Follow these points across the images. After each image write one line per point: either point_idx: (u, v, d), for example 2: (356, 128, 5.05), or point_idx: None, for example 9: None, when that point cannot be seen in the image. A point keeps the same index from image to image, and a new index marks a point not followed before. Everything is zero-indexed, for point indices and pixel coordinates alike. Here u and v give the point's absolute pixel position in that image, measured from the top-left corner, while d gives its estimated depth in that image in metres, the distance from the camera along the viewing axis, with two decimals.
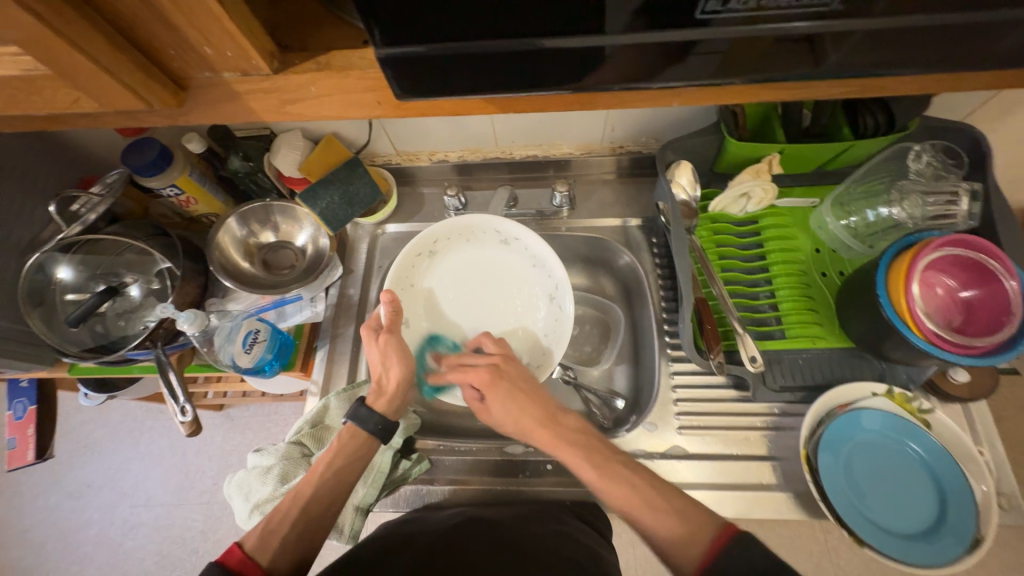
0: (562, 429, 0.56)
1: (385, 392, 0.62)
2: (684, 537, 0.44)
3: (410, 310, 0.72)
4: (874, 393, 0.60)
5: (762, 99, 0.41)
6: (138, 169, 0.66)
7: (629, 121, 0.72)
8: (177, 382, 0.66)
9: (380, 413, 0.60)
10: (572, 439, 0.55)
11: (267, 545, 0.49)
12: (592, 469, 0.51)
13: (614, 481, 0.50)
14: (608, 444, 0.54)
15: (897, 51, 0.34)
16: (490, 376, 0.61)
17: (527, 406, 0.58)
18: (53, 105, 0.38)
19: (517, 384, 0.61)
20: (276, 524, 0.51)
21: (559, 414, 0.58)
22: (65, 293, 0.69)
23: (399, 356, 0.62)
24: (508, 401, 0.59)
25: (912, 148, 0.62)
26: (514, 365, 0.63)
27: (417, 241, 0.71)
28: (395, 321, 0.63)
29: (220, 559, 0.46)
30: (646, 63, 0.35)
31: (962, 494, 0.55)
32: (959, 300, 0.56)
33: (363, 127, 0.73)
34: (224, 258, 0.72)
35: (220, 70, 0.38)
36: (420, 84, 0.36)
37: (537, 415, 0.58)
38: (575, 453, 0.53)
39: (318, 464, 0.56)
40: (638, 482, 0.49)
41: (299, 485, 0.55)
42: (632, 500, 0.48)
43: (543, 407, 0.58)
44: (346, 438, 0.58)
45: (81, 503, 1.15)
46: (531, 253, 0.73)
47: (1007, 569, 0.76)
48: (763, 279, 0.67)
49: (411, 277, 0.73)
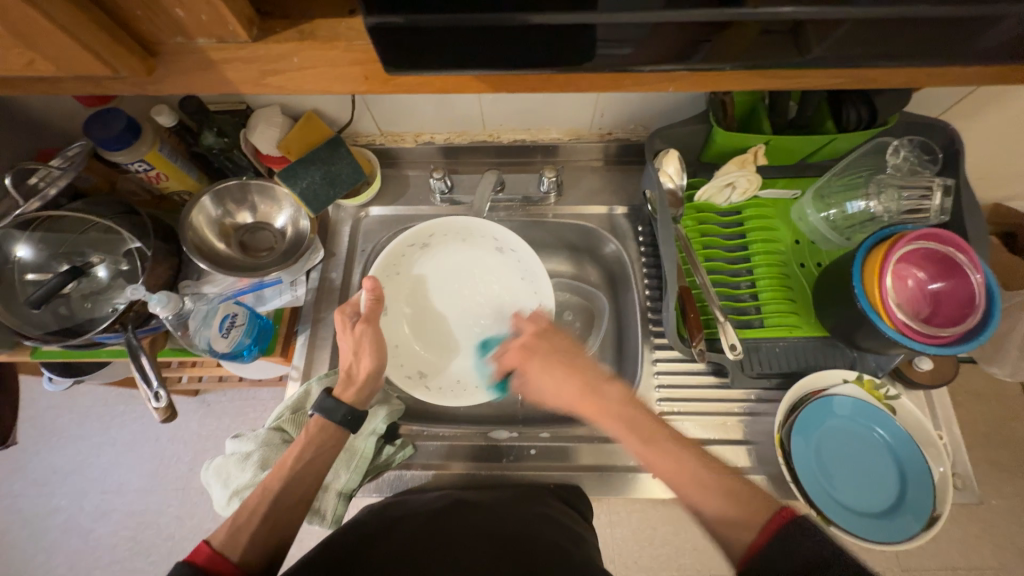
0: (607, 402, 0.54)
1: (355, 382, 0.60)
2: (738, 519, 0.43)
3: (394, 298, 0.71)
4: (845, 380, 0.63)
5: (754, 85, 0.41)
6: (103, 142, 0.62)
7: (618, 107, 0.72)
8: (150, 367, 0.64)
9: (347, 404, 0.59)
10: (617, 415, 0.53)
11: (237, 540, 0.49)
12: (640, 443, 0.50)
13: (671, 456, 0.48)
14: (652, 416, 0.52)
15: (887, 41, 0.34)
16: (523, 351, 0.60)
17: (568, 374, 0.56)
18: (8, 67, 0.35)
19: (558, 356, 0.58)
20: (244, 520, 0.50)
21: (602, 384, 0.55)
22: (26, 272, 0.66)
23: (374, 347, 0.61)
24: (550, 369, 0.57)
25: (891, 142, 0.64)
26: (553, 337, 0.60)
27: (413, 231, 0.70)
28: (374, 312, 0.62)
29: (187, 558, 0.45)
30: (640, 46, 0.35)
31: (923, 474, 0.58)
32: (928, 292, 0.59)
33: (345, 103, 0.70)
34: (199, 238, 0.69)
35: (193, 35, 0.36)
36: (407, 58, 0.35)
37: (576, 388, 0.55)
38: (621, 428, 0.52)
39: (287, 459, 0.55)
40: (683, 455, 0.48)
41: (267, 479, 0.54)
42: (679, 475, 0.47)
43: (583, 377, 0.56)
44: (314, 431, 0.57)
45: (48, 489, 1.11)
46: (525, 266, 0.72)
47: (955, 543, 0.82)
48: (745, 268, 0.68)
49: (400, 265, 0.71)
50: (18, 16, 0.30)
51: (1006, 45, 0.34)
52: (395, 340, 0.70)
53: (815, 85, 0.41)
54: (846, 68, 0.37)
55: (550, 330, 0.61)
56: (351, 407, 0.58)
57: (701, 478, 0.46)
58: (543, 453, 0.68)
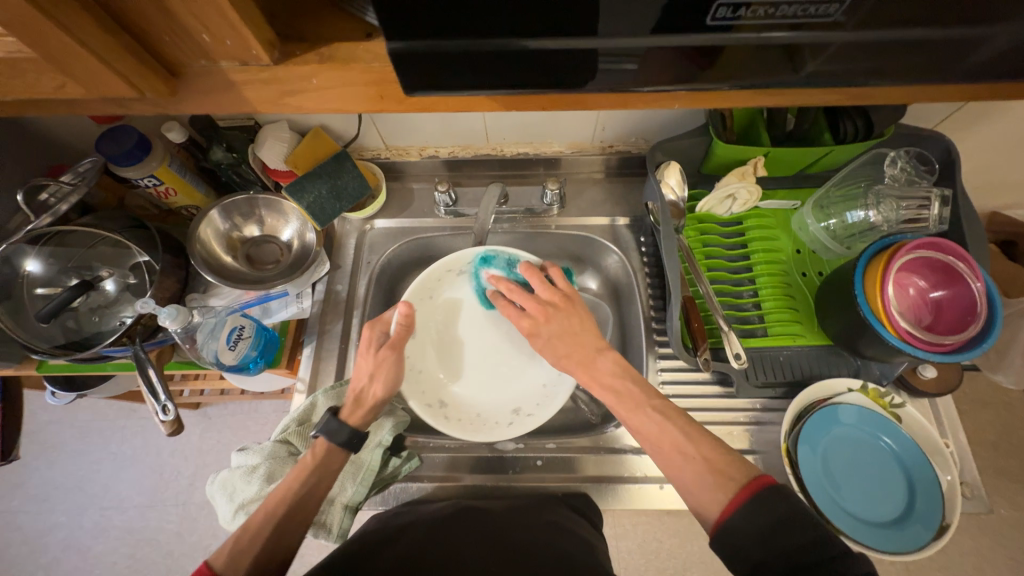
0: (600, 375, 0.56)
1: (362, 406, 0.61)
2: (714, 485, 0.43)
3: (423, 322, 0.71)
4: (849, 389, 0.63)
5: (755, 101, 0.42)
6: (115, 158, 0.63)
7: (619, 121, 0.73)
8: (158, 379, 0.64)
9: (352, 425, 0.59)
10: (610, 384, 0.55)
11: (239, 562, 0.48)
12: (626, 411, 0.52)
13: (657, 425, 0.49)
14: (647, 388, 0.53)
15: (883, 62, 0.35)
16: (533, 321, 0.63)
17: (576, 342, 0.59)
18: (36, 89, 0.36)
19: (567, 325, 0.61)
20: (246, 544, 0.49)
21: (601, 357, 0.57)
22: (35, 287, 0.66)
23: (390, 375, 0.63)
24: (562, 336, 0.60)
25: (888, 154, 0.65)
26: (569, 306, 0.62)
27: (450, 257, 0.72)
28: (400, 338, 0.65)
29: None
30: (644, 68, 0.36)
31: (932, 485, 0.58)
32: (930, 300, 0.59)
33: (352, 120, 0.72)
34: (207, 252, 0.70)
35: (217, 58, 0.37)
36: (421, 80, 0.36)
37: (579, 356, 0.58)
38: (613, 395, 0.54)
39: (290, 481, 0.55)
40: (669, 427, 0.49)
41: (269, 501, 0.53)
42: (665, 444, 0.48)
43: (586, 347, 0.58)
44: (320, 454, 0.57)
45: (47, 506, 1.10)
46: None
47: (964, 553, 0.81)
48: (747, 278, 0.69)
49: (434, 289, 0.72)
50: (52, 41, 0.31)
51: (1004, 62, 0.35)
52: (419, 364, 0.70)
53: (815, 102, 0.42)
54: (840, 84, 0.38)
55: (564, 302, 0.62)
56: (354, 428, 0.59)
57: (686, 444, 0.47)
58: (549, 464, 0.68)
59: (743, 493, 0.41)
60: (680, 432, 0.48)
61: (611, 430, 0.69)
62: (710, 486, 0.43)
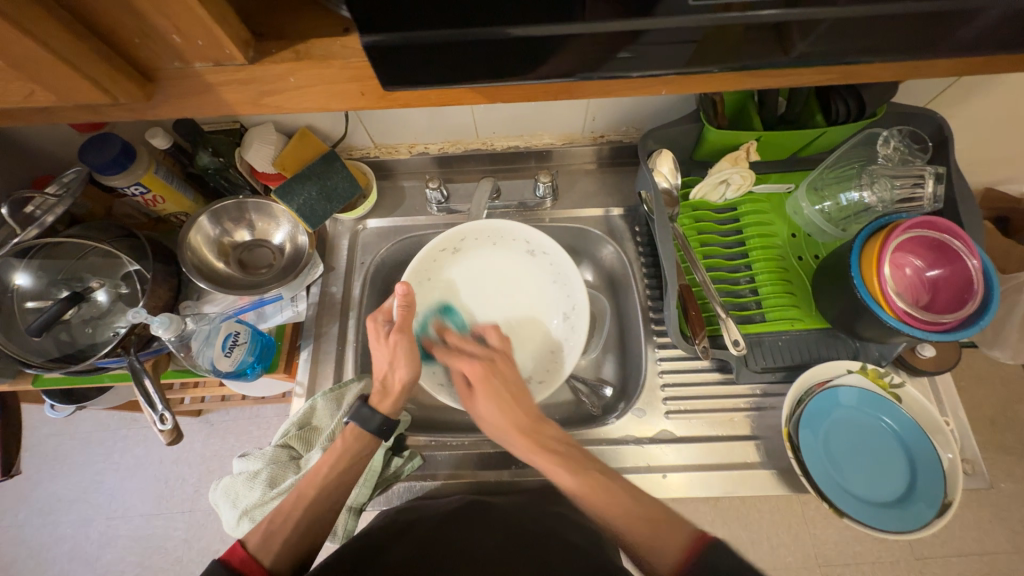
0: (542, 436, 0.58)
1: (390, 394, 0.60)
2: (658, 544, 0.46)
3: (422, 304, 0.70)
4: (848, 370, 0.63)
5: (744, 85, 0.42)
6: (98, 167, 0.62)
7: (609, 110, 0.72)
8: (154, 389, 0.63)
9: (383, 413, 0.59)
10: (549, 446, 0.57)
11: (271, 545, 0.49)
12: (569, 474, 0.53)
13: (590, 486, 0.52)
14: (579, 450, 0.57)
15: (866, 39, 0.35)
16: (474, 376, 0.62)
17: (511, 405, 0.60)
18: (7, 100, 0.35)
19: (508, 383, 0.62)
20: (278, 526, 0.51)
21: (542, 423, 0.59)
22: (25, 301, 0.65)
23: (409, 357, 0.60)
24: (495, 395, 0.61)
25: (881, 133, 0.64)
26: (509, 364, 0.65)
27: (441, 236, 0.71)
28: (406, 321, 0.61)
29: (223, 559, 0.47)
30: (623, 52, 0.35)
31: (932, 463, 0.58)
32: (926, 279, 0.59)
33: (339, 119, 0.71)
34: (198, 258, 0.69)
35: (190, 60, 0.36)
36: (402, 75, 0.35)
37: (519, 420, 0.59)
38: (552, 460, 0.55)
39: (321, 466, 0.55)
40: (618, 492, 0.51)
41: (300, 487, 0.54)
42: (606, 504, 0.50)
43: (523, 407, 0.60)
44: (350, 438, 0.58)
45: (53, 518, 1.10)
46: (558, 270, 0.72)
47: (966, 528, 0.82)
48: (743, 264, 0.69)
49: (430, 271, 0.71)
50: (18, 50, 0.30)
51: (988, 36, 0.35)
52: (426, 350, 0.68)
53: (805, 82, 0.42)
54: (826, 65, 0.38)
55: (501, 361, 0.65)
56: (385, 416, 0.59)
57: (636, 508, 0.50)
58: None
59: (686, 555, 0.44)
60: (624, 493, 0.52)
61: (611, 422, 0.68)
62: (660, 541, 0.47)
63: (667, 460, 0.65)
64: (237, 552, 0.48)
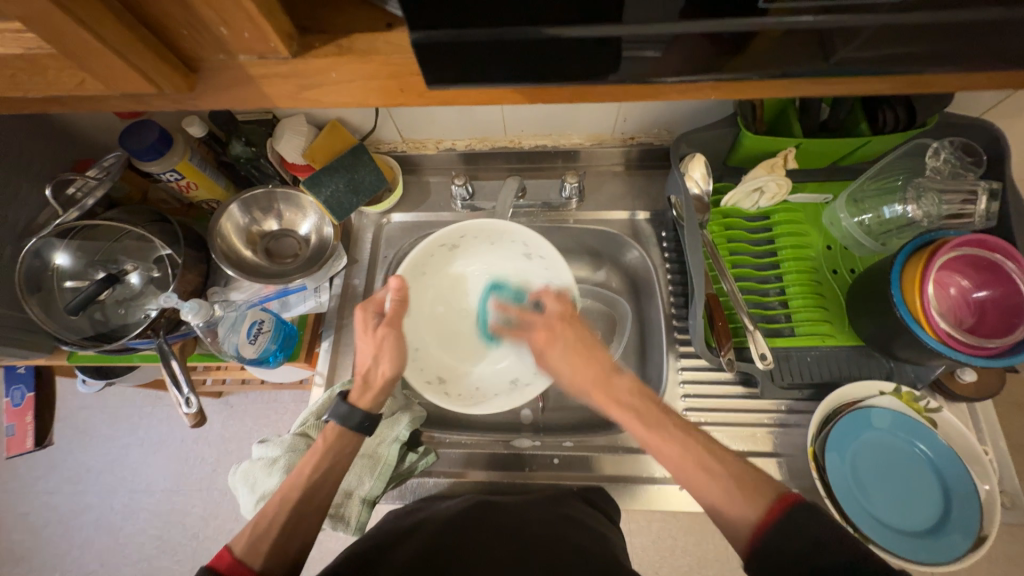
0: (618, 393, 0.54)
1: (372, 388, 0.60)
2: (738, 504, 0.43)
3: (418, 296, 0.70)
4: (882, 392, 0.60)
5: (792, 90, 0.40)
6: (137, 153, 0.64)
7: (641, 112, 0.71)
8: (180, 371, 0.65)
9: (362, 409, 0.58)
10: (626, 402, 0.53)
11: (258, 548, 0.49)
12: (646, 430, 0.50)
13: (676, 444, 0.48)
14: (662, 406, 0.51)
15: (921, 46, 0.33)
16: (548, 334, 0.61)
17: (584, 365, 0.57)
18: (57, 87, 0.36)
19: (580, 339, 0.59)
20: (265, 529, 0.50)
21: (614, 374, 0.56)
22: (64, 279, 0.68)
23: (394, 352, 0.61)
24: (569, 353, 0.59)
25: (930, 145, 0.61)
26: (575, 321, 0.61)
27: (441, 232, 0.67)
28: (396, 316, 0.62)
29: (209, 564, 0.47)
30: (664, 55, 0.34)
31: (969, 495, 0.55)
32: (971, 301, 0.56)
33: (369, 113, 0.72)
34: (227, 246, 0.71)
35: (235, 52, 0.36)
36: (443, 73, 0.35)
37: (592, 375, 0.56)
38: (630, 415, 0.51)
39: (305, 467, 0.55)
40: (692, 444, 0.47)
41: (284, 487, 0.54)
42: (685, 461, 0.47)
43: (599, 365, 0.56)
44: (331, 438, 0.57)
45: (80, 487, 1.15)
46: (555, 277, 0.69)
47: (997, 562, 0.78)
48: (774, 275, 0.67)
49: (426, 266, 0.69)
50: (71, 39, 0.31)
51: None
52: (417, 344, 0.69)
53: (858, 90, 0.40)
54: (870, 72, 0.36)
55: (567, 319, 0.61)
56: (367, 411, 0.58)
57: (713, 463, 0.46)
58: (566, 462, 0.67)
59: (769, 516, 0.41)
60: (706, 448, 0.47)
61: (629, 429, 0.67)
62: (742, 503, 0.43)
63: None
64: (225, 556, 0.49)
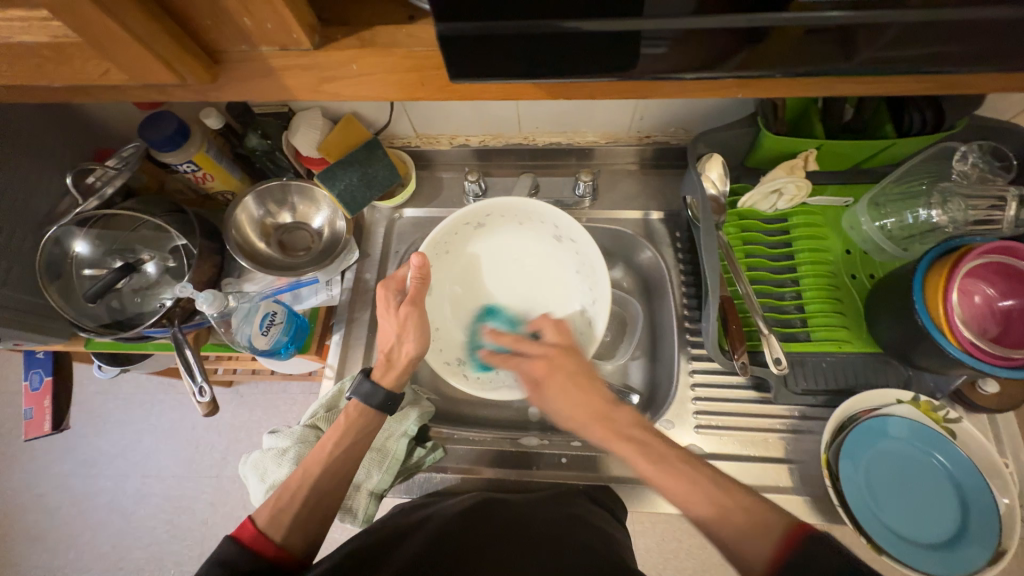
0: (618, 425, 0.53)
1: (395, 367, 0.60)
2: (751, 533, 0.42)
3: (440, 276, 0.70)
4: (899, 401, 0.59)
5: (819, 88, 0.39)
6: (155, 143, 0.65)
7: (658, 110, 0.70)
8: (194, 361, 0.66)
9: (385, 388, 0.59)
10: (631, 434, 0.52)
11: (280, 521, 0.50)
12: (651, 466, 0.49)
13: (679, 477, 0.47)
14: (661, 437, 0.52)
15: (957, 45, 0.32)
16: (547, 365, 0.59)
17: (584, 398, 0.56)
18: (82, 76, 0.37)
19: (579, 374, 0.58)
20: (287, 503, 0.51)
21: (614, 410, 0.55)
22: (82, 268, 0.69)
23: (417, 333, 0.60)
24: (563, 392, 0.57)
25: (958, 148, 0.59)
26: (575, 354, 0.61)
27: (467, 209, 0.67)
28: (418, 294, 0.61)
29: (234, 534, 0.49)
30: (687, 51, 0.33)
31: (988, 508, 0.54)
32: (998, 309, 0.54)
33: (384, 107, 0.71)
34: (241, 237, 0.71)
35: (258, 44, 0.36)
36: (464, 67, 0.35)
37: (591, 410, 0.55)
38: (631, 448, 0.51)
39: (326, 443, 0.56)
40: (699, 479, 0.47)
41: (307, 462, 0.55)
42: (691, 494, 0.46)
43: (598, 398, 0.56)
44: (353, 414, 0.57)
45: (94, 471, 1.17)
46: (583, 260, 0.69)
47: None
48: (790, 278, 0.65)
49: (450, 244, 0.69)
50: (98, 28, 0.31)
51: None
52: (438, 322, 0.70)
53: (888, 89, 0.39)
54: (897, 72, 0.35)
55: (568, 350, 0.60)
56: (389, 390, 0.59)
57: (716, 493, 0.45)
58: (574, 462, 0.67)
59: (781, 546, 0.40)
60: (712, 481, 0.46)
61: None
62: (753, 534, 0.42)
63: None
64: (248, 526, 0.50)
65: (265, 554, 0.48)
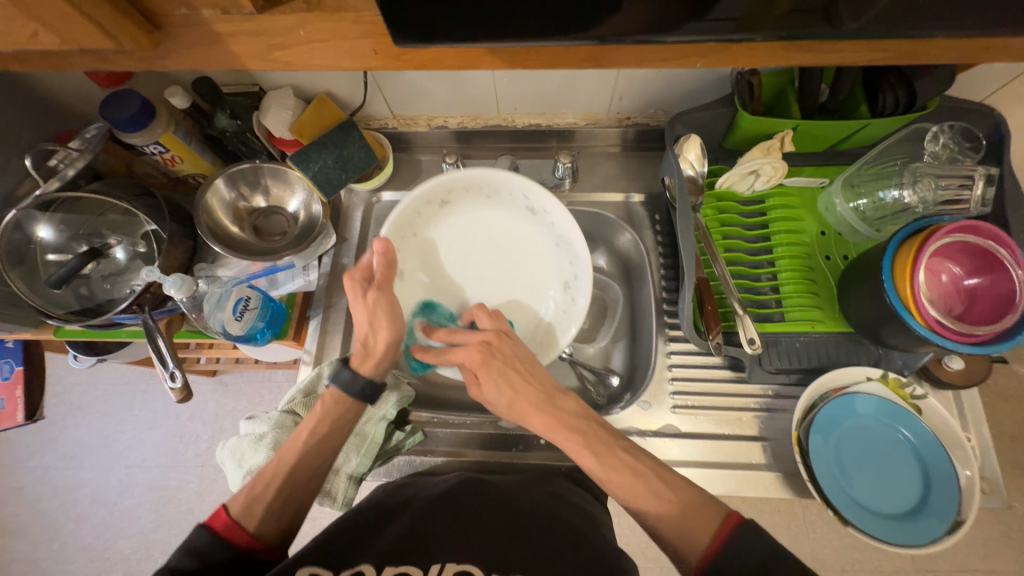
0: (565, 415, 0.53)
1: (372, 355, 0.59)
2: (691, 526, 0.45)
3: (405, 258, 0.68)
4: (868, 378, 0.60)
5: (790, 57, 0.38)
6: (118, 123, 0.62)
7: (637, 90, 0.69)
8: (166, 347, 0.65)
9: (365, 377, 0.58)
10: (571, 425, 0.52)
11: (253, 511, 0.50)
12: (593, 458, 0.50)
13: (626, 473, 0.48)
14: (609, 430, 0.52)
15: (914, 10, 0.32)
16: (483, 354, 0.56)
17: (523, 389, 0.55)
18: (11, 39, 0.35)
19: (511, 363, 0.57)
20: (258, 493, 0.51)
21: (558, 395, 0.55)
22: (47, 253, 0.67)
23: (389, 317, 0.59)
24: (500, 385, 0.55)
25: (930, 129, 0.60)
26: (510, 341, 0.59)
27: (428, 186, 0.66)
28: (385, 279, 0.59)
29: (206, 522, 0.48)
30: (652, 14, 0.33)
31: (948, 477, 0.56)
32: (963, 288, 0.56)
33: (357, 85, 0.69)
34: (213, 221, 0.69)
35: (197, 5, 0.35)
36: (423, 29, 0.34)
37: (533, 399, 0.54)
38: (578, 442, 0.51)
39: (302, 432, 0.55)
40: (671, 479, 0.48)
41: (283, 451, 0.54)
42: (632, 487, 0.47)
43: (541, 387, 0.55)
44: (330, 404, 0.57)
45: (75, 463, 1.16)
46: (559, 233, 0.68)
47: (977, 549, 0.79)
48: (767, 260, 0.66)
49: (414, 225, 0.68)
50: None
51: None
52: (412, 308, 0.68)
53: (856, 61, 0.38)
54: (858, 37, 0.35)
55: (504, 337, 0.59)
56: (368, 378, 0.58)
57: (675, 490, 0.47)
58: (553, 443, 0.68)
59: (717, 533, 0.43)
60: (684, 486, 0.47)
61: (617, 412, 0.67)
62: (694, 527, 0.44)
63: (670, 455, 0.64)
64: (221, 514, 0.49)
65: (235, 542, 0.47)
